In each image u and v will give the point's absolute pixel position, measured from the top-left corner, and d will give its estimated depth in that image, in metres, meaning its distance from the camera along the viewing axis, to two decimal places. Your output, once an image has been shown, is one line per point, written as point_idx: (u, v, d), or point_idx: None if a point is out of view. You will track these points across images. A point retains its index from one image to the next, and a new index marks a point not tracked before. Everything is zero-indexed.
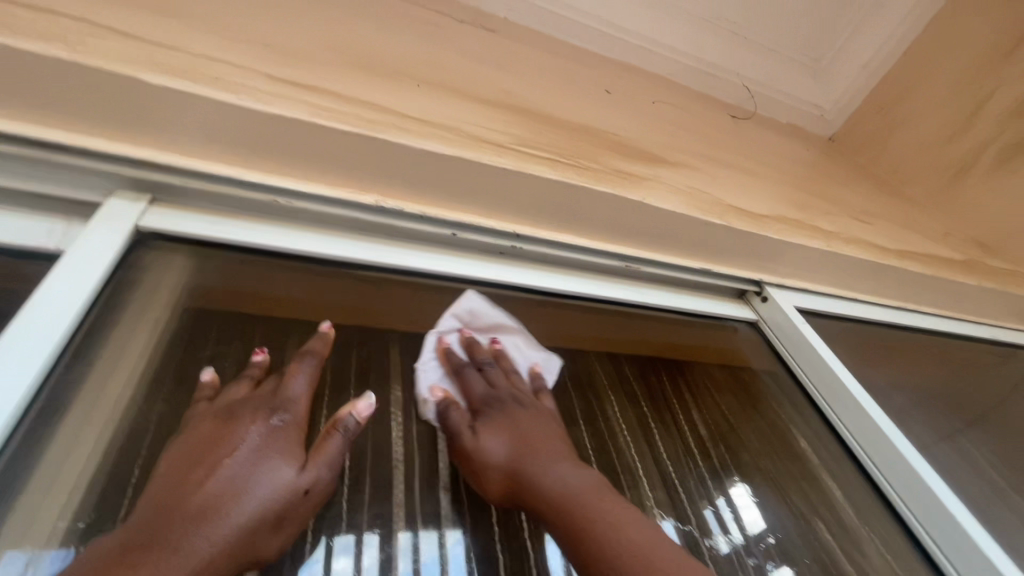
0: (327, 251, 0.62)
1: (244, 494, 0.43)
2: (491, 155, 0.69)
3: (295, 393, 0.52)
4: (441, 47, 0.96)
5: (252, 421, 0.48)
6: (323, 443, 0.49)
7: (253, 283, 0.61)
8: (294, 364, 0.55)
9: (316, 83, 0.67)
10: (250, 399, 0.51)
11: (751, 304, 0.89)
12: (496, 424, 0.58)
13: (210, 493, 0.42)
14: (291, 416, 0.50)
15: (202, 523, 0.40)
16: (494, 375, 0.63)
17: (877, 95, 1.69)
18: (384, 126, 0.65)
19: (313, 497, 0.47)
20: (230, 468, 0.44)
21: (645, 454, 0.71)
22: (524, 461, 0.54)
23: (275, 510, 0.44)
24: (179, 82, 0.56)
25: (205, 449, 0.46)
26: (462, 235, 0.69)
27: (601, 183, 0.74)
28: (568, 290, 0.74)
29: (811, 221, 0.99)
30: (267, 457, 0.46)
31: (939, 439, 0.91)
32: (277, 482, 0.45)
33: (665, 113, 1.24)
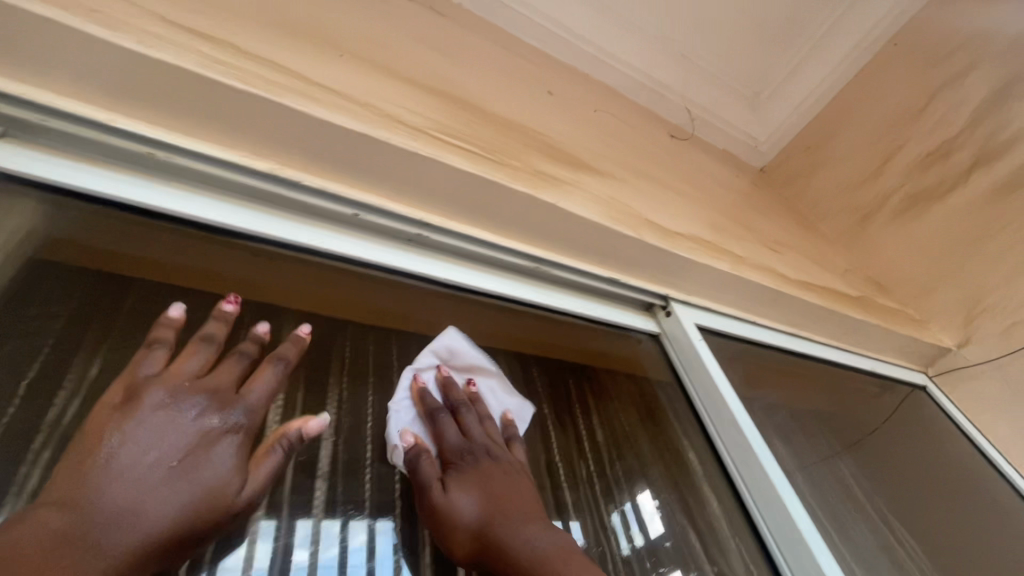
0: (206, 215, 0.57)
1: (183, 500, 0.41)
2: (405, 135, 0.64)
3: (257, 396, 0.51)
4: (378, 23, 0.91)
5: (208, 414, 0.47)
6: (265, 458, 0.49)
7: (133, 244, 0.57)
8: (264, 366, 0.54)
9: (218, 35, 0.61)
10: (211, 387, 0.49)
11: (657, 318, 0.92)
12: (467, 479, 0.54)
13: (148, 487, 0.40)
14: (248, 421, 0.49)
15: (130, 523, 0.38)
16: (472, 424, 0.60)
17: (805, 135, 1.81)
18: (291, 90, 0.59)
19: (239, 516, 0.45)
20: (172, 465, 0.42)
21: (542, 456, 0.70)
22: (494, 522, 0.51)
23: (202, 526, 0.41)
24: (46, 7, 0.49)
25: (148, 434, 0.43)
26: (367, 217, 0.65)
27: (519, 182, 0.73)
28: (471, 284, 0.73)
29: (724, 245, 1.03)
30: (214, 464, 0.44)
31: (813, 452, 0.99)
32: (215, 493, 0.43)
33: (605, 127, 1.26)
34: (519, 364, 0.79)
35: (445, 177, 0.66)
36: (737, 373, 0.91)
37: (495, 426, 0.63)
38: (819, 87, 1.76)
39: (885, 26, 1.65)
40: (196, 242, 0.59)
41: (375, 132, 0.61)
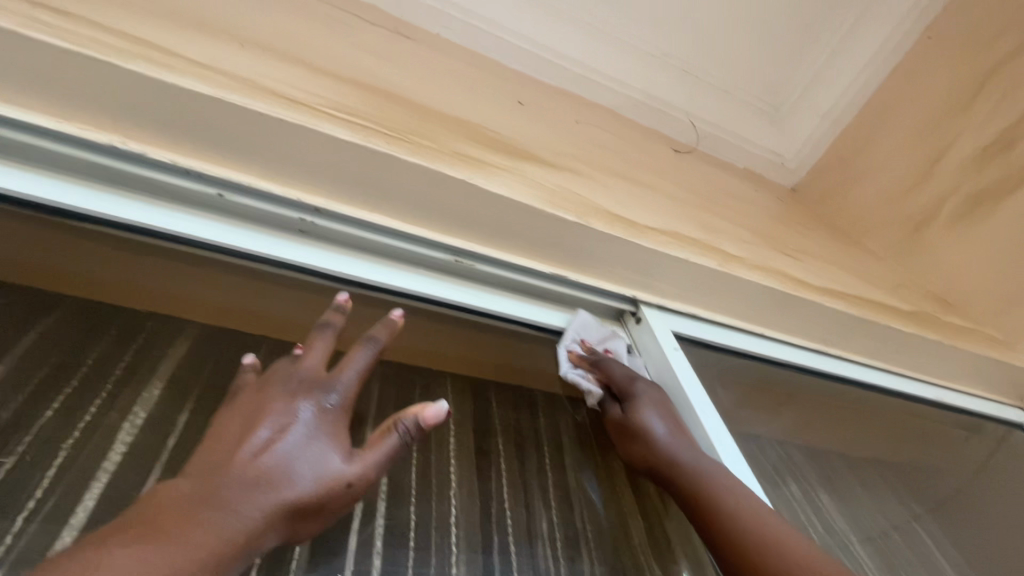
0: (37, 192, 0.52)
1: (295, 479, 0.41)
2: (270, 103, 0.57)
3: (347, 376, 0.50)
4: (309, 27, 0.87)
5: (305, 397, 0.47)
6: (377, 440, 0.46)
7: (33, 251, 0.59)
8: (357, 345, 0.53)
9: (72, 10, 0.56)
10: (302, 375, 0.49)
11: (626, 327, 0.77)
12: (642, 404, 0.63)
13: (260, 463, 0.41)
14: (340, 399, 0.48)
15: (249, 492, 0.39)
16: (618, 363, 0.68)
17: (837, 146, 1.58)
18: (135, 55, 0.53)
19: (355, 492, 0.43)
20: (281, 442, 0.43)
21: (490, 515, 0.62)
22: (672, 433, 0.60)
23: (319, 496, 0.41)
24: None
25: (258, 418, 0.45)
26: (234, 198, 0.58)
27: (419, 156, 0.62)
28: (368, 279, 0.64)
29: (715, 242, 0.87)
30: (316, 440, 0.44)
31: (836, 499, 0.81)
32: (325, 467, 0.42)
33: (585, 134, 1.15)
34: (460, 408, 0.71)
35: (319, 147, 0.57)
36: (726, 393, 0.76)
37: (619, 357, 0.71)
38: (847, 90, 1.53)
39: (918, 9, 1.40)
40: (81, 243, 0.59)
41: (225, 95, 0.54)
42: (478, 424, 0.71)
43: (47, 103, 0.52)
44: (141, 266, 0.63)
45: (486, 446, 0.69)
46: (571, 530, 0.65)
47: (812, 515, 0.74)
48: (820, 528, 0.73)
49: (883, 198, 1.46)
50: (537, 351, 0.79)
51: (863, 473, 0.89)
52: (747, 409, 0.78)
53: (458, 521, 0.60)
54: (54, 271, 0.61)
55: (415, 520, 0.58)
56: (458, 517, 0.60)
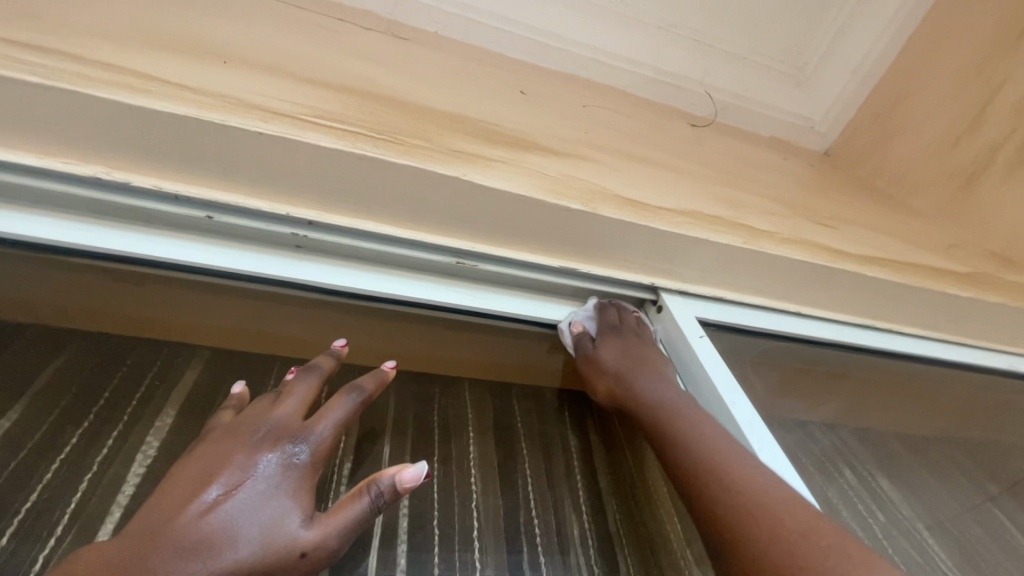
0: (39, 235, 0.54)
1: (242, 545, 0.39)
2: (249, 117, 0.55)
3: (322, 428, 0.49)
4: (300, 40, 0.86)
5: (271, 448, 0.46)
6: (345, 505, 0.44)
7: (39, 290, 0.59)
8: (338, 394, 0.52)
9: (54, 46, 0.56)
10: (274, 422, 0.49)
11: (648, 317, 0.72)
12: (617, 342, 0.64)
13: (207, 524, 0.40)
14: (311, 453, 0.47)
15: (191, 558, 0.38)
16: (627, 316, 0.68)
17: (871, 102, 1.47)
18: (111, 83, 0.52)
19: (310, 560, 0.41)
20: (234, 500, 0.42)
21: (515, 522, 0.59)
22: (637, 375, 0.60)
23: (266, 568, 0.39)
24: None
25: (220, 469, 0.44)
26: (223, 220, 0.57)
27: (408, 156, 0.59)
28: (369, 290, 0.62)
29: (740, 218, 0.80)
30: (275, 499, 0.43)
31: (895, 483, 0.74)
32: (278, 533, 0.41)
33: (593, 118, 1.10)
34: (479, 416, 0.68)
35: (300, 157, 0.55)
36: (761, 380, 0.70)
37: (643, 324, 0.68)
38: (878, 39, 1.41)
39: None
40: (84, 278, 0.59)
41: (201, 113, 0.52)
42: (501, 432, 0.67)
43: (32, 141, 0.52)
44: (143, 296, 0.62)
45: (509, 455, 0.65)
46: (606, 537, 0.61)
47: (871, 505, 0.68)
48: (882, 519, 0.67)
49: (928, 153, 1.34)
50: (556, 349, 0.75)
51: (926, 453, 0.82)
52: (787, 396, 0.72)
53: (482, 534, 0.56)
54: (57, 307, 0.60)
55: (438, 530, 0.55)
56: (482, 530, 0.57)
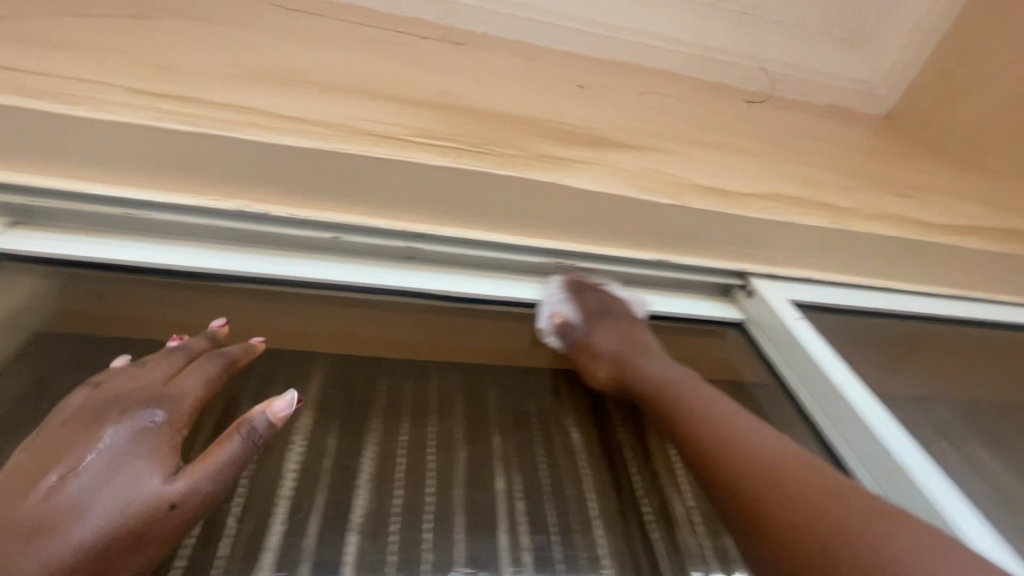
0: (193, 263, 0.59)
1: (100, 512, 0.39)
2: (365, 144, 0.60)
3: (184, 391, 0.50)
4: (374, 59, 0.91)
5: (121, 419, 0.45)
6: (216, 449, 0.44)
7: (160, 307, 0.60)
8: (202, 362, 0.53)
9: (185, 92, 0.62)
10: (124, 396, 0.48)
11: (739, 302, 0.73)
12: (607, 328, 0.64)
13: (50, 504, 0.39)
14: (168, 416, 0.47)
15: (32, 540, 0.37)
16: (603, 294, 0.66)
17: (934, 61, 1.41)
18: (244, 124, 0.58)
19: (185, 509, 0.42)
20: (77, 477, 0.41)
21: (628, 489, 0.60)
22: (634, 357, 0.61)
23: (130, 527, 0.39)
24: (23, 101, 0.54)
25: (56, 455, 0.42)
26: (348, 238, 0.61)
27: (506, 166, 0.63)
28: (482, 293, 0.66)
29: (820, 197, 0.81)
30: (125, 465, 0.42)
31: (1000, 452, 0.72)
32: (137, 493, 0.40)
33: (652, 104, 1.11)
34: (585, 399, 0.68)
35: (413, 177, 0.59)
36: (857, 358, 0.70)
37: (622, 300, 0.67)
38: None
39: None
40: (211, 295, 0.61)
41: (328, 145, 0.57)
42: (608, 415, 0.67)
43: (186, 183, 0.58)
44: (261, 310, 0.63)
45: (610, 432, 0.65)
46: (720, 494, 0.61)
47: (976, 478, 0.66)
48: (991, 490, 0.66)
49: (1004, 109, 1.29)
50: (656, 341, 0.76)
51: None
52: (878, 370, 0.72)
53: (601, 517, 0.57)
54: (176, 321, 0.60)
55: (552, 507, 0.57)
56: (599, 513, 0.57)
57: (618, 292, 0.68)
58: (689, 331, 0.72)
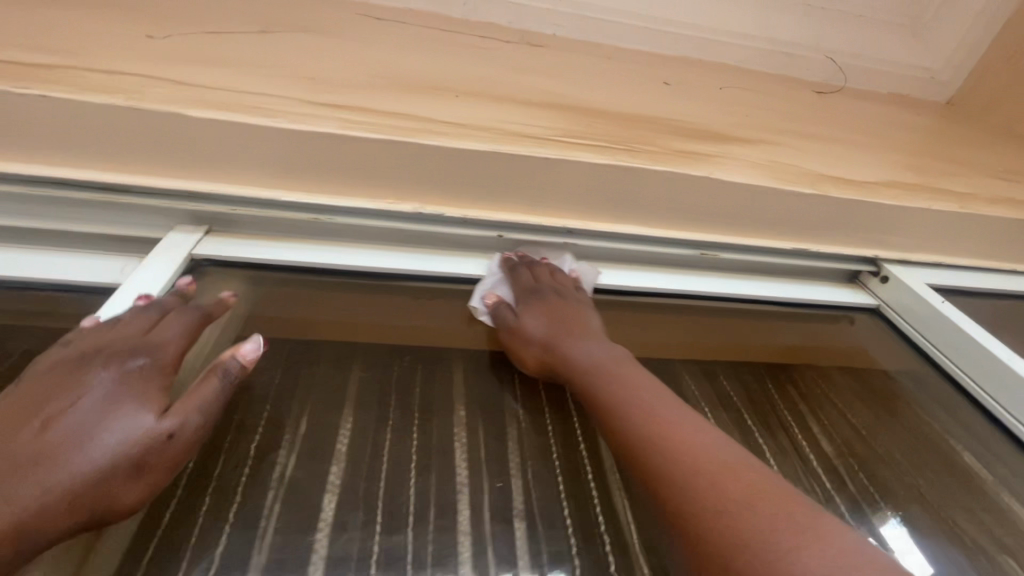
0: (373, 264, 0.63)
1: (99, 447, 0.40)
2: (528, 145, 0.62)
3: (165, 340, 0.49)
4: (478, 64, 0.93)
5: (106, 364, 0.46)
6: (199, 388, 0.47)
7: (339, 310, 0.65)
8: (177, 312, 0.52)
9: (346, 102, 0.64)
10: (110, 343, 0.48)
11: (871, 287, 0.78)
12: (533, 308, 0.62)
13: (47, 440, 0.40)
14: (152, 361, 0.48)
15: (29, 472, 0.38)
16: (539, 270, 0.65)
17: (997, 46, 1.43)
18: (417, 130, 0.60)
19: (181, 442, 0.44)
20: (70, 417, 0.42)
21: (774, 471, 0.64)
22: (559, 339, 0.60)
23: (129, 456, 0.41)
24: (216, 112, 0.55)
25: (45, 398, 0.43)
26: (510, 237, 0.65)
27: (658, 163, 0.65)
28: (632, 285, 0.69)
29: (932, 183, 0.83)
30: (117, 404, 0.43)
31: None
32: (134, 427, 0.42)
33: (735, 98, 1.12)
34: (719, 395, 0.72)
35: (576, 176, 0.62)
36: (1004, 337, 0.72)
37: (562, 273, 0.66)
38: None
39: None
40: (382, 295, 0.66)
41: (499, 148, 0.60)
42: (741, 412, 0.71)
43: (367, 188, 0.60)
44: (430, 308, 0.68)
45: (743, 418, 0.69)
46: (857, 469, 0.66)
47: None
48: None
49: None
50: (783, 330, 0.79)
51: None
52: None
53: None
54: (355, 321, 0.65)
55: None
56: None
57: (564, 263, 0.67)
58: (818, 318, 0.78)
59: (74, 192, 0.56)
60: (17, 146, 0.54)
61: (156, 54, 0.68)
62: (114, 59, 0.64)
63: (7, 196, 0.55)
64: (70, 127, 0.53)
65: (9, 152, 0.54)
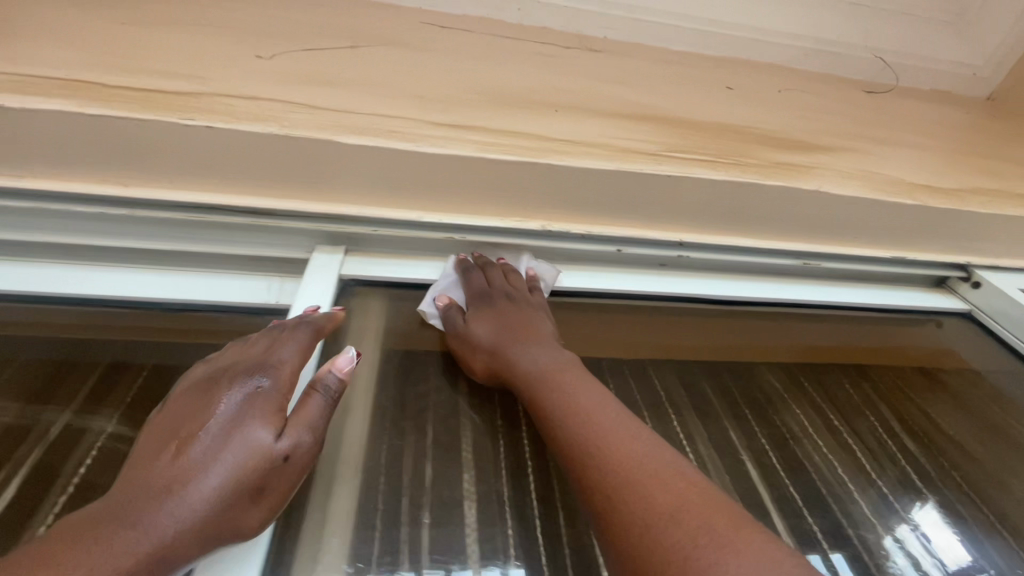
0: None
1: (224, 469, 0.41)
2: (648, 162, 0.65)
3: (282, 360, 0.50)
4: (559, 70, 0.94)
5: (231, 385, 0.47)
6: (304, 406, 0.47)
7: None
8: (289, 333, 0.52)
9: (469, 122, 0.66)
10: (235, 365, 0.49)
11: (959, 292, 0.83)
12: (483, 312, 0.62)
13: (183, 461, 0.41)
14: (273, 380, 0.48)
15: (167, 495, 0.39)
16: (494, 273, 0.65)
17: None
18: (547, 151, 0.63)
19: (297, 461, 0.44)
20: (200, 437, 0.43)
21: (868, 469, 0.69)
22: (507, 344, 0.59)
23: (251, 478, 0.42)
24: (365, 138, 0.58)
25: (181, 421, 0.45)
26: (628, 250, 0.68)
27: (769, 177, 0.68)
28: (735, 295, 0.74)
29: (1010, 189, 0.86)
30: (241, 422, 0.44)
31: None
32: (254, 447, 0.43)
33: (800, 97, 1.13)
34: (809, 400, 0.75)
35: (692, 192, 0.66)
36: None
37: (518, 274, 0.65)
38: None
39: None
40: None
41: (627, 166, 0.63)
42: (832, 417, 0.74)
43: (501, 208, 0.64)
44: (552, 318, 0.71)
45: (827, 417, 0.74)
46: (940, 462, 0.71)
47: None
48: None
49: None
50: (876, 330, 0.81)
51: None
52: None
53: (858, 493, 0.66)
54: None
55: (802, 493, 0.65)
56: (856, 491, 0.66)
57: (522, 263, 0.67)
58: (910, 321, 0.82)
59: (228, 216, 0.59)
60: (174, 173, 0.57)
61: (272, 72, 0.70)
62: (241, 80, 0.65)
63: (167, 222, 0.59)
64: (229, 155, 0.56)
65: (168, 179, 0.58)
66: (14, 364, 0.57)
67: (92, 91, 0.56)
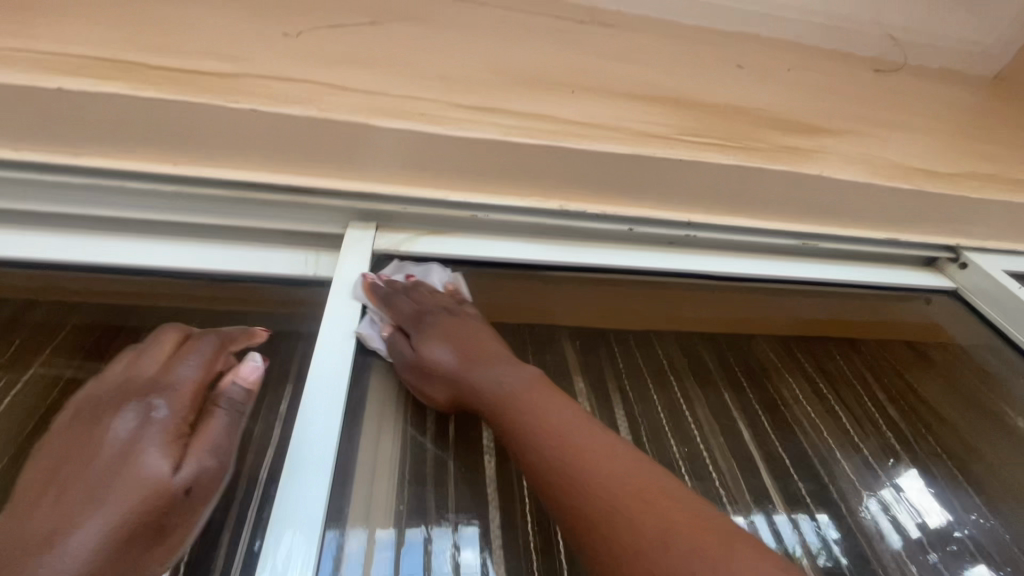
0: (526, 253, 0.71)
1: (121, 505, 0.45)
2: (660, 147, 0.70)
3: (178, 381, 0.54)
4: (575, 45, 0.95)
5: (125, 415, 0.51)
6: (207, 428, 0.52)
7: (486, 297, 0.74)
8: (190, 350, 0.57)
9: (492, 103, 0.69)
10: (127, 388, 0.53)
11: (947, 272, 0.86)
12: (433, 335, 0.63)
13: (73, 500, 0.45)
14: (170, 406, 0.52)
15: (55, 538, 0.43)
16: (420, 294, 0.66)
17: None
18: (567, 136, 0.68)
19: (199, 489, 0.49)
20: (92, 473, 0.47)
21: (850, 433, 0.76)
22: (462, 367, 0.61)
23: (150, 514, 0.46)
24: (402, 122, 0.63)
25: (72, 454, 0.48)
26: (640, 229, 0.74)
27: (773, 161, 0.73)
28: (744, 274, 0.77)
29: (1004, 173, 0.90)
30: (137, 456, 0.48)
31: None
32: (149, 480, 0.47)
33: (811, 74, 1.15)
34: (797, 372, 0.82)
35: (701, 176, 0.71)
36: None
37: (441, 291, 0.68)
38: None
39: None
40: (532, 282, 0.74)
41: (643, 150, 0.68)
42: (818, 387, 0.81)
43: (523, 187, 0.69)
44: (563, 291, 0.75)
45: (813, 387, 0.81)
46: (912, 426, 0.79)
47: None
48: None
49: None
50: (871, 306, 0.86)
51: None
52: None
53: (841, 454, 0.73)
54: (504, 306, 0.75)
55: (792, 455, 0.72)
56: (839, 452, 0.74)
57: (437, 276, 0.70)
58: (904, 296, 0.85)
59: (268, 194, 0.63)
60: (218, 152, 0.61)
61: (301, 49, 0.72)
62: (274, 58, 0.68)
63: (209, 198, 0.63)
64: (272, 138, 0.61)
65: (209, 158, 0.61)
66: (60, 335, 0.64)
67: (134, 73, 0.59)
